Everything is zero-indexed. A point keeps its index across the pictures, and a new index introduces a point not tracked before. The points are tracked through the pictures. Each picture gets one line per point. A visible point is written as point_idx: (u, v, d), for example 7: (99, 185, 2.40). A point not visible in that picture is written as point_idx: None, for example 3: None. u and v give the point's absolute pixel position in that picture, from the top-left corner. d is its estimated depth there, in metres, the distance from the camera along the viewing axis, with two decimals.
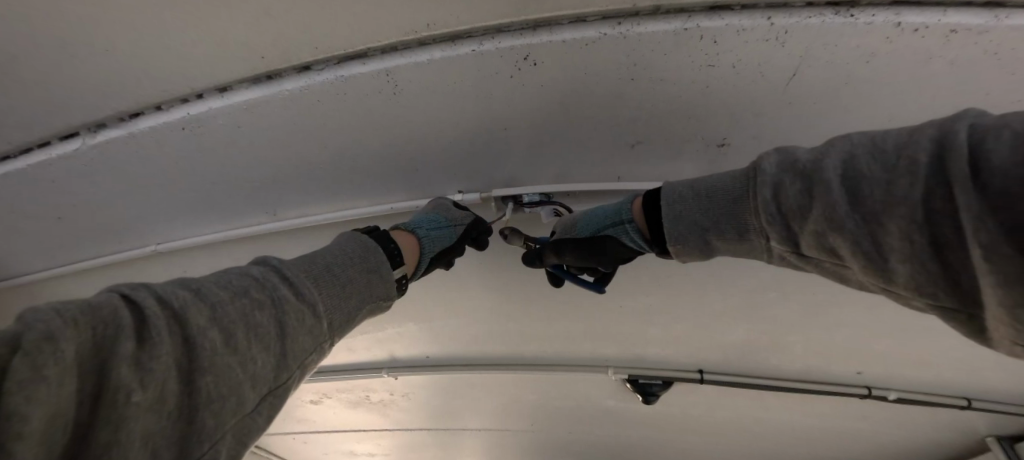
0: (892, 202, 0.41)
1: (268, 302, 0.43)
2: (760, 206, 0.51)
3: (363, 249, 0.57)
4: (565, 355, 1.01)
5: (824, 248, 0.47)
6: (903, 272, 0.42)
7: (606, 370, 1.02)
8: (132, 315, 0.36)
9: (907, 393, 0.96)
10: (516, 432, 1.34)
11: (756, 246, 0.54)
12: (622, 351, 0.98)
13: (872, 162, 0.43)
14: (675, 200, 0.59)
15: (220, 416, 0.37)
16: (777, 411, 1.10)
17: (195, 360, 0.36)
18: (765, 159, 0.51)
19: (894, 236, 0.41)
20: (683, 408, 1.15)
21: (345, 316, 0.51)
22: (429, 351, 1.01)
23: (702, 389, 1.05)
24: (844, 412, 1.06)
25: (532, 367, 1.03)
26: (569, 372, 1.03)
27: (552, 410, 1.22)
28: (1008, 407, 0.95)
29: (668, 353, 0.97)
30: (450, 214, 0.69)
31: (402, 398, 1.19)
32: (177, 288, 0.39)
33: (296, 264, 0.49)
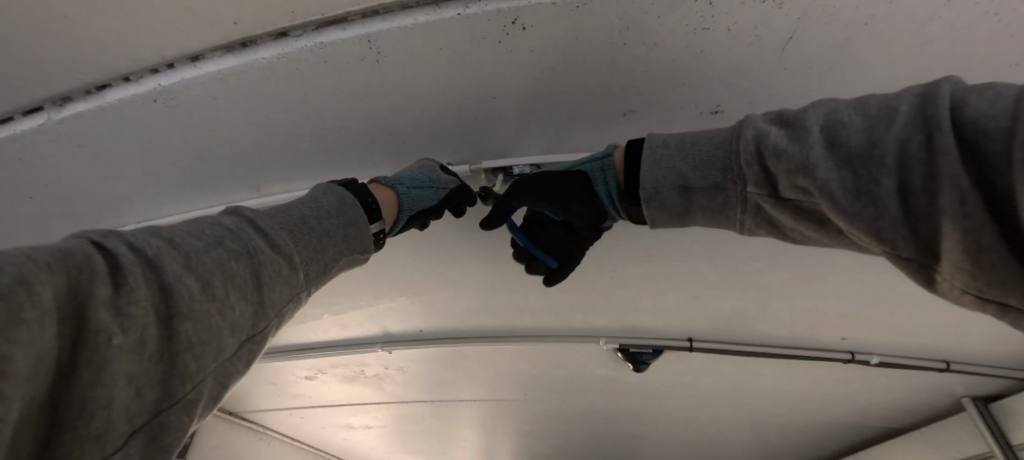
0: (874, 148, 0.42)
1: (244, 251, 0.42)
2: (739, 149, 0.51)
3: (338, 204, 0.56)
4: (558, 328, 1.02)
5: (798, 191, 0.47)
6: (867, 217, 0.41)
7: (598, 340, 1.03)
8: (104, 261, 0.34)
9: (889, 357, 0.99)
10: (510, 402, 1.37)
11: (725, 198, 0.54)
12: (613, 322, 0.99)
13: (857, 114, 0.45)
14: (658, 145, 0.58)
15: (201, 360, 0.37)
16: (764, 376, 1.13)
17: (175, 306, 0.36)
18: (751, 116, 0.53)
19: (870, 181, 0.41)
20: (672, 376, 1.18)
21: (321, 269, 0.51)
22: (423, 325, 1.02)
23: (692, 357, 1.08)
24: (829, 377, 1.09)
25: (524, 338, 1.05)
26: (561, 343, 1.05)
27: (544, 380, 1.25)
28: (984, 368, 0.99)
29: (658, 324, 0.99)
30: (437, 176, 0.67)
31: (397, 371, 1.20)
32: (147, 237, 0.38)
33: (270, 216, 0.48)
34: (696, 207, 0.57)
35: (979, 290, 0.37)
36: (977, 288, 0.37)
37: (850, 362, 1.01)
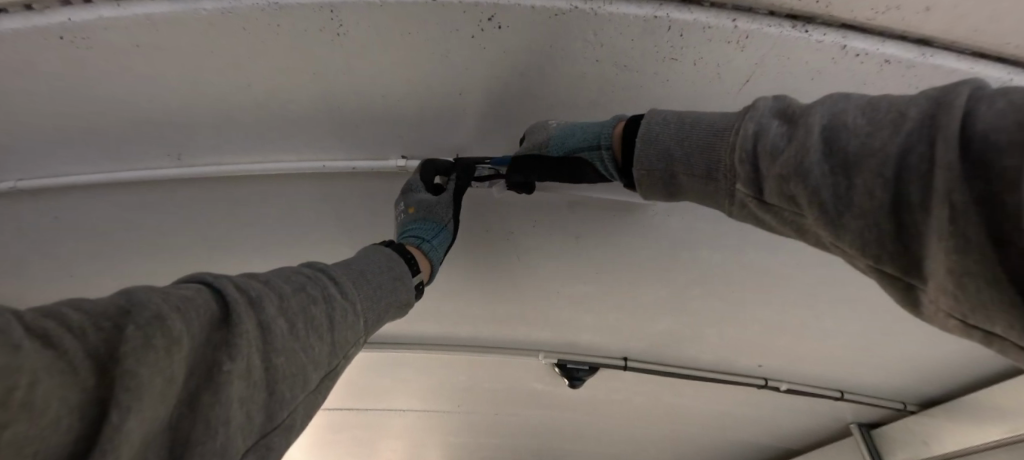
0: (873, 152, 0.42)
1: (320, 298, 0.53)
2: (737, 142, 0.55)
3: (266, 287, 0.48)
4: (362, 127, 0.82)
5: (786, 197, 0.49)
6: (856, 229, 0.43)
7: (409, 98, 0.78)
8: (188, 291, 0.41)
9: (696, 224, 0.93)
10: (301, 254, 1.03)
11: (719, 188, 0.60)
12: (441, 92, 0.78)
13: (860, 116, 0.46)
14: (657, 122, 0.67)
15: (293, 390, 0.46)
16: (580, 250, 1.01)
17: (268, 339, 0.44)
18: (763, 102, 0.56)
19: (861, 189, 0.42)
20: (489, 220, 0.97)
21: (289, 330, 0.47)
22: (196, 78, 0.74)
23: (516, 236, 0.99)
24: (586, 337, 1.24)
25: (315, 133, 0.83)
26: (357, 152, 0.86)
27: (340, 213, 0.95)
28: (760, 267, 1.00)
29: (492, 112, 0.82)
30: (183, 295, 0.40)
31: (167, 122, 0.80)
32: (251, 283, 0.48)
33: (225, 281, 0.45)
34: (694, 190, 0.64)
35: (962, 316, 0.38)
36: (961, 314, 0.38)
37: (665, 217, 0.92)
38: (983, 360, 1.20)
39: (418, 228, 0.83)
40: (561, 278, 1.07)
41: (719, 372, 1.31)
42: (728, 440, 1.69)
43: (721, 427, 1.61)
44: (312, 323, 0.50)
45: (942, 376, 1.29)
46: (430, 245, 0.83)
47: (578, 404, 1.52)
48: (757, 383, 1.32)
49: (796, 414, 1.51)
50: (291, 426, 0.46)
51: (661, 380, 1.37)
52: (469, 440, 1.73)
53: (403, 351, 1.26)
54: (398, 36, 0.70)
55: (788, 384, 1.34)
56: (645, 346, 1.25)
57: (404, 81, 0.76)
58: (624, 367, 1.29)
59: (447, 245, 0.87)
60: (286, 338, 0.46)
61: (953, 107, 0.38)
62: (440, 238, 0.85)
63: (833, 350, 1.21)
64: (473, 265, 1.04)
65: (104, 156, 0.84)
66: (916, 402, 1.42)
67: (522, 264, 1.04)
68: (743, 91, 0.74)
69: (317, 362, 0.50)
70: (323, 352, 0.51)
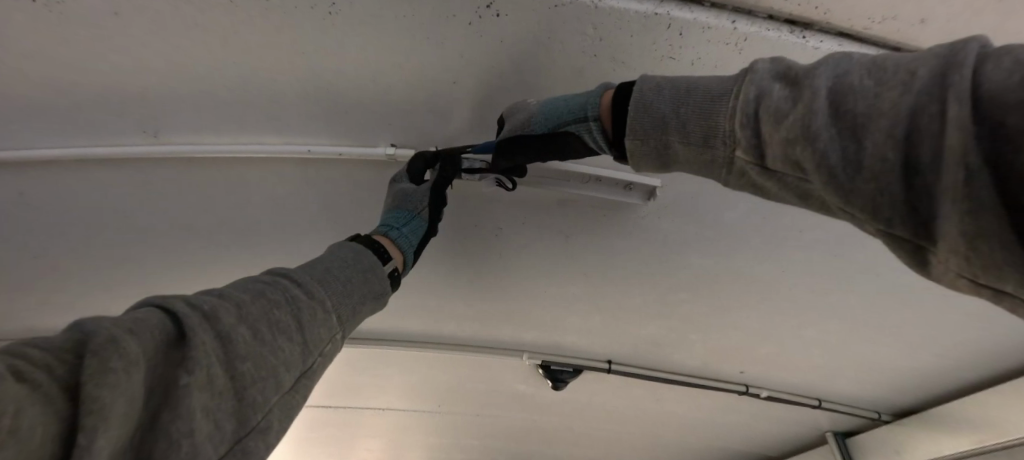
0: (881, 115, 0.41)
1: (284, 301, 0.51)
2: (737, 107, 0.53)
3: (221, 297, 0.47)
4: (349, 112, 0.80)
5: (792, 163, 0.47)
6: (864, 192, 0.42)
7: (398, 84, 0.76)
8: (142, 314, 0.40)
9: (688, 227, 0.92)
10: (283, 242, 0.99)
11: (713, 155, 0.57)
12: (432, 80, 0.76)
13: (866, 77, 0.44)
14: (648, 90, 0.63)
15: (263, 393, 0.45)
16: (569, 250, 0.99)
17: (230, 349, 0.43)
18: (760, 65, 0.54)
19: (869, 152, 0.41)
20: (477, 216, 0.94)
21: (253, 334, 0.45)
22: (174, 51, 0.71)
23: (504, 232, 0.97)
24: (571, 339, 1.22)
25: (302, 116, 0.80)
26: (344, 138, 0.84)
27: (324, 200, 0.92)
28: (748, 274, 1.00)
29: (483, 103, 0.80)
30: (136, 317, 0.39)
31: (144, 98, 0.77)
32: (206, 296, 0.46)
33: (179, 298, 0.44)
34: (685, 158, 0.60)
35: (975, 276, 0.37)
36: (974, 274, 0.37)
37: (654, 219, 0.92)
38: (957, 371, 1.23)
39: (388, 219, 0.81)
40: (549, 277, 1.05)
41: (702, 377, 1.32)
42: (707, 446, 1.70)
43: (702, 434, 1.62)
44: (280, 326, 0.49)
45: (917, 387, 1.31)
46: (398, 231, 0.79)
47: (560, 407, 1.50)
48: (739, 390, 1.33)
49: (775, 421, 1.52)
50: (268, 428, 0.44)
51: (644, 384, 1.36)
52: (448, 441, 1.70)
53: (384, 348, 1.23)
54: (392, 19, 0.68)
55: (768, 391, 1.35)
56: (630, 349, 1.25)
57: (394, 66, 0.74)
58: (608, 370, 1.28)
59: (421, 233, 0.83)
60: (252, 343, 0.45)
61: (963, 65, 0.38)
62: (410, 226, 0.81)
63: (813, 359, 1.22)
64: (460, 261, 1.02)
65: (74, 130, 0.80)
66: (891, 412, 1.44)
67: (510, 262, 1.02)
68: None
69: (289, 359, 0.48)
70: (295, 352, 0.49)
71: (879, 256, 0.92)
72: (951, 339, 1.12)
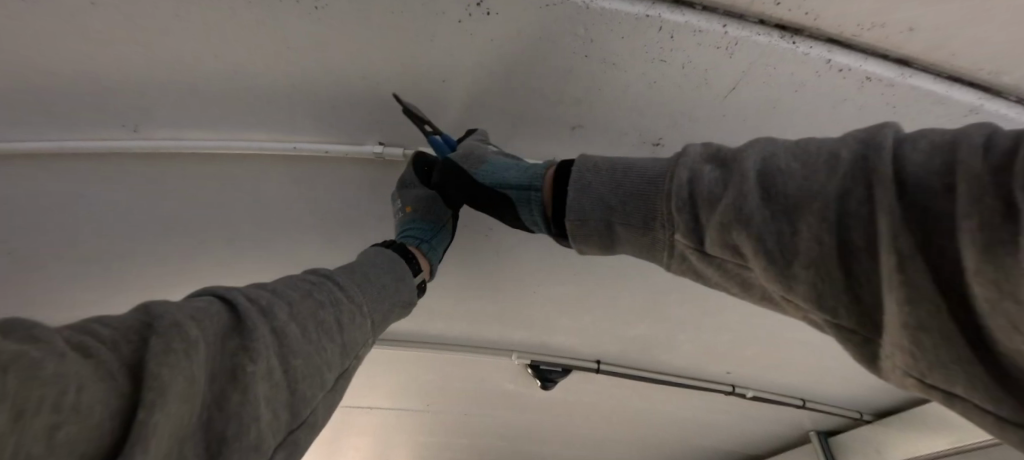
0: (813, 199, 0.45)
1: (328, 301, 0.54)
2: (671, 190, 0.56)
3: (271, 296, 0.50)
4: (338, 109, 0.79)
5: (731, 248, 0.51)
6: (805, 277, 0.45)
7: (388, 82, 0.75)
8: (201, 305, 0.43)
9: None
10: (268, 240, 0.97)
11: (656, 238, 0.59)
12: (423, 78, 0.75)
13: (791, 161, 0.49)
14: (586, 171, 0.66)
15: (307, 390, 0.47)
16: (559, 251, 0.99)
17: (283, 344, 0.46)
18: (691, 146, 0.58)
19: (805, 237, 0.45)
20: (467, 215, 0.94)
21: (300, 332, 0.48)
22: (157, 44, 0.69)
23: (494, 233, 0.96)
24: (560, 339, 1.22)
25: (288, 111, 0.79)
26: (332, 135, 0.82)
27: (311, 198, 0.91)
28: None
29: (474, 103, 0.79)
30: (196, 307, 0.42)
31: (126, 92, 0.75)
32: (259, 294, 0.49)
33: (237, 293, 0.47)
34: (630, 240, 0.63)
35: (921, 375, 0.41)
36: (920, 373, 0.40)
37: None
38: None
39: (417, 227, 0.83)
40: (539, 278, 1.05)
41: (689, 377, 1.33)
42: (692, 445, 1.72)
43: (688, 433, 1.63)
44: (322, 325, 0.51)
45: (898, 388, 1.34)
46: (428, 244, 0.83)
47: (549, 407, 1.51)
48: (725, 389, 1.34)
49: (760, 421, 1.54)
50: (313, 423, 0.48)
51: (632, 384, 1.37)
52: (436, 440, 1.70)
53: (372, 347, 1.22)
54: (382, 15, 0.67)
55: (754, 391, 1.36)
56: (618, 350, 1.25)
57: (384, 63, 0.73)
58: (596, 370, 1.29)
59: (446, 244, 0.88)
60: (298, 339, 0.48)
61: (881, 152, 0.43)
62: (439, 237, 0.85)
63: (798, 360, 1.24)
64: (449, 261, 1.02)
65: (50, 122, 0.77)
66: (872, 412, 1.47)
67: (499, 263, 1.02)
68: (728, 97, 0.75)
69: (330, 360, 0.51)
70: (336, 353, 0.52)
71: None
72: None
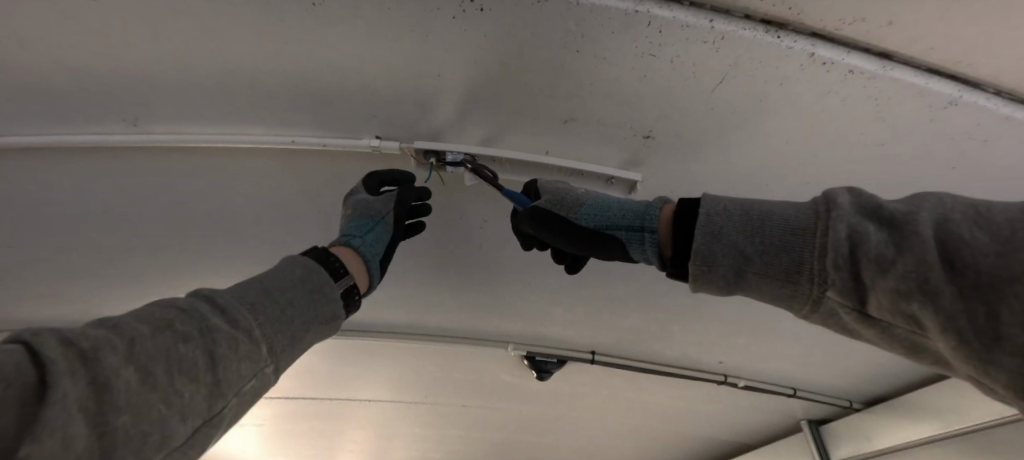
0: (1010, 277, 0.44)
1: (196, 334, 0.55)
2: (830, 246, 0.55)
3: (110, 335, 0.50)
4: (334, 104, 0.80)
5: (904, 315, 0.50)
6: (1003, 362, 0.44)
7: (383, 77, 0.77)
8: (3, 357, 0.42)
9: None
10: (267, 233, 0.99)
11: (799, 290, 0.58)
12: (418, 73, 0.77)
13: (974, 229, 0.48)
14: (717, 213, 0.66)
15: (146, 450, 0.48)
16: None
17: (106, 398, 0.46)
18: (842, 197, 0.57)
19: (1005, 319, 0.44)
20: (461, 209, 0.96)
21: (139, 384, 0.49)
22: (156, 40, 0.71)
23: (488, 226, 0.98)
24: (555, 330, 1.25)
25: (286, 107, 0.81)
26: (328, 129, 0.84)
27: (309, 190, 0.93)
28: None
29: (468, 98, 0.81)
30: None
31: (126, 87, 0.76)
32: (88, 332, 0.49)
33: (64, 338, 0.47)
34: (762, 289, 0.62)
35: None
36: None
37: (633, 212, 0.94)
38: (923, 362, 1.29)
39: (352, 226, 0.86)
40: (533, 270, 1.07)
41: (681, 367, 1.36)
42: (686, 436, 1.75)
43: (682, 423, 1.66)
44: (177, 371, 0.52)
45: (885, 377, 1.37)
46: (360, 241, 0.85)
47: (545, 398, 1.53)
48: (716, 379, 1.37)
49: (752, 410, 1.57)
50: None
51: (626, 375, 1.40)
52: (434, 432, 1.72)
53: (370, 338, 1.24)
54: (376, 12, 0.69)
55: (745, 381, 1.39)
56: (612, 341, 1.28)
57: (378, 59, 0.75)
58: (590, 360, 1.31)
59: (385, 239, 0.88)
60: (133, 394, 0.48)
61: None
62: (375, 233, 0.87)
63: (788, 350, 1.27)
64: (444, 254, 1.03)
65: (52, 117, 0.79)
66: (861, 400, 1.50)
67: (493, 256, 1.04)
68: (716, 91, 0.77)
69: (184, 411, 0.52)
70: (195, 406, 0.53)
71: None
72: None
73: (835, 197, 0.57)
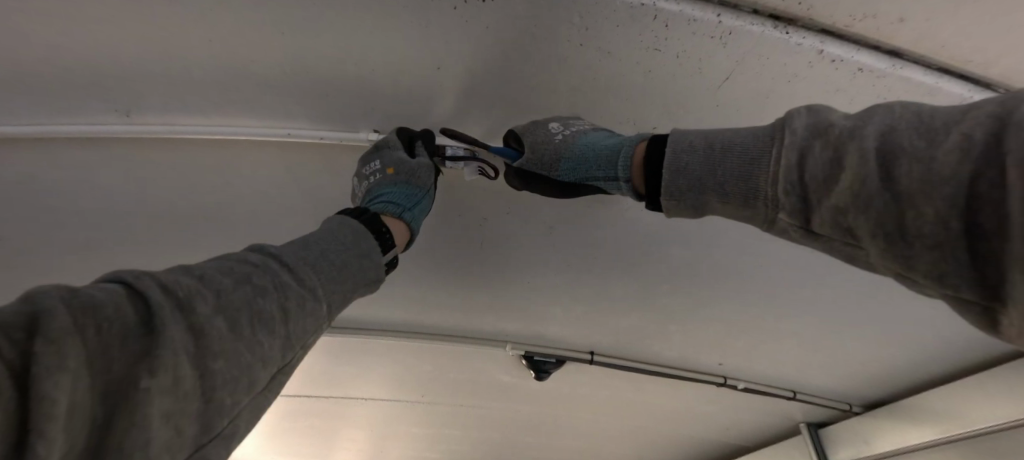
0: (936, 181, 0.41)
1: (271, 287, 0.49)
2: (779, 171, 0.53)
3: (198, 280, 0.44)
4: (332, 96, 0.79)
5: (845, 229, 0.48)
6: (927, 258, 0.42)
7: (383, 69, 0.75)
8: (98, 294, 0.37)
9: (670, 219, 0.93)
10: (262, 227, 0.97)
11: (755, 213, 0.58)
12: (418, 66, 0.75)
13: (916, 137, 0.44)
14: (682, 150, 0.64)
15: (237, 394, 0.42)
16: (554, 242, 1.00)
17: (204, 343, 0.40)
18: (795, 118, 0.54)
19: (930, 220, 0.42)
20: (458, 204, 0.94)
21: (230, 333, 0.43)
22: (151, 27, 0.69)
23: (486, 223, 0.96)
24: (554, 330, 1.23)
25: (283, 99, 0.79)
26: (325, 122, 0.82)
27: (305, 185, 0.91)
28: (728, 268, 1.02)
29: (468, 92, 0.79)
30: (91, 301, 0.36)
31: (119, 74, 0.74)
32: (179, 278, 0.43)
33: (157, 278, 0.41)
34: (726, 212, 0.61)
35: None
36: None
37: (635, 210, 0.93)
38: (924, 365, 1.28)
39: (396, 192, 0.79)
40: (532, 269, 1.06)
41: (681, 369, 1.34)
42: (683, 437, 1.74)
43: (680, 424, 1.65)
44: (263, 322, 0.46)
45: (887, 381, 1.36)
46: (410, 212, 0.80)
47: (543, 398, 1.52)
48: (716, 381, 1.35)
49: (751, 412, 1.56)
50: (233, 435, 0.42)
51: (625, 376, 1.38)
52: (430, 432, 1.71)
53: (367, 337, 1.22)
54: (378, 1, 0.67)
55: (745, 383, 1.38)
56: (612, 341, 1.26)
57: (379, 51, 0.73)
58: (590, 361, 1.30)
59: (426, 208, 0.84)
60: (230, 338, 0.43)
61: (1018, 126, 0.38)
62: (421, 205, 0.82)
63: (790, 352, 1.25)
64: (441, 252, 1.02)
65: (42, 105, 0.76)
66: (860, 404, 1.49)
67: (492, 254, 1.02)
68: (722, 88, 0.75)
69: (269, 362, 0.46)
70: (275, 358, 0.47)
71: None
72: (921, 331, 1.15)
73: (792, 117, 0.55)
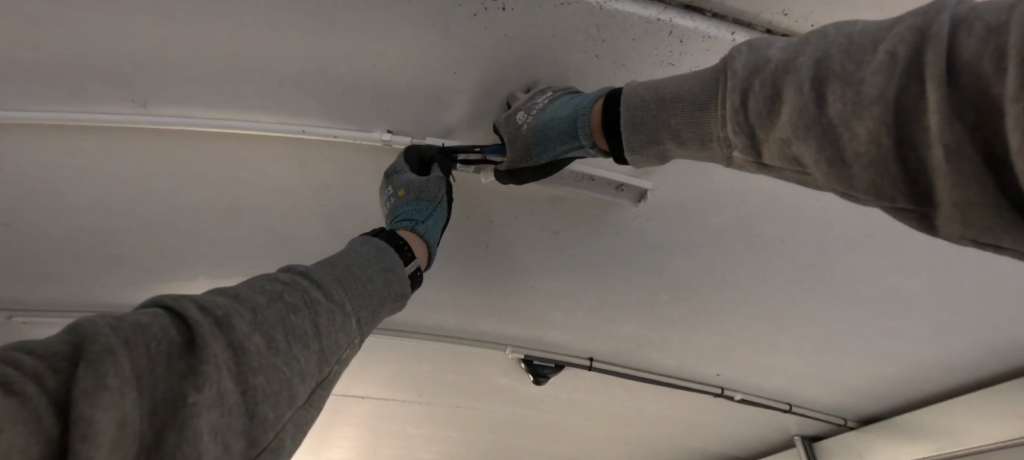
0: (865, 101, 0.43)
1: (303, 305, 0.51)
2: (728, 114, 0.57)
3: (237, 299, 0.46)
4: (348, 95, 0.80)
5: (790, 158, 0.52)
6: (863, 176, 0.46)
7: (400, 71, 0.76)
8: (142, 318, 0.39)
9: (674, 229, 0.95)
10: (271, 221, 0.98)
11: (715, 152, 0.62)
12: (435, 70, 0.76)
13: (847, 61, 0.46)
14: (633, 106, 0.67)
15: (278, 408, 0.44)
16: (559, 248, 1.01)
17: (243, 361, 0.42)
18: (735, 58, 0.56)
19: (861, 141, 0.44)
20: (466, 207, 0.95)
21: (267, 348, 0.44)
22: (175, 21, 0.70)
23: (493, 226, 0.97)
24: (555, 335, 1.24)
25: (299, 96, 0.80)
26: (340, 120, 0.83)
27: (316, 181, 0.91)
28: (729, 280, 1.04)
29: (482, 96, 0.80)
30: (136, 324, 0.37)
31: (140, 65, 0.75)
32: (216, 300, 0.44)
33: (193, 300, 0.43)
34: (690, 156, 0.66)
35: (971, 236, 0.42)
36: (969, 235, 0.42)
37: (640, 219, 0.94)
38: (918, 383, 1.30)
39: (409, 211, 0.81)
40: (536, 274, 1.07)
41: (679, 377, 1.35)
42: (678, 446, 1.75)
43: (675, 433, 1.65)
44: (298, 338, 0.47)
45: (881, 397, 1.38)
46: (426, 224, 0.81)
47: (540, 403, 1.52)
48: (713, 390, 1.37)
49: (746, 424, 1.57)
50: (278, 447, 0.43)
51: (624, 382, 1.39)
52: (425, 432, 1.71)
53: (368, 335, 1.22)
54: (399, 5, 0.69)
55: (742, 394, 1.39)
56: (612, 348, 1.27)
57: (397, 54, 0.74)
58: (589, 367, 1.30)
59: (442, 223, 0.85)
60: (269, 352, 0.44)
61: (938, 40, 0.40)
62: (434, 218, 0.83)
63: (787, 365, 1.27)
64: (447, 253, 1.02)
65: (61, 93, 0.77)
66: (856, 419, 1.50)
67: (497, 257, 1.03)
68: None
69: (306, 379, 0.47)
70: (313, 370, 0.49)
71: (857, 263, 0.96)
72: (916, 349, 1.17)
73: (733, 64, 0.56)
